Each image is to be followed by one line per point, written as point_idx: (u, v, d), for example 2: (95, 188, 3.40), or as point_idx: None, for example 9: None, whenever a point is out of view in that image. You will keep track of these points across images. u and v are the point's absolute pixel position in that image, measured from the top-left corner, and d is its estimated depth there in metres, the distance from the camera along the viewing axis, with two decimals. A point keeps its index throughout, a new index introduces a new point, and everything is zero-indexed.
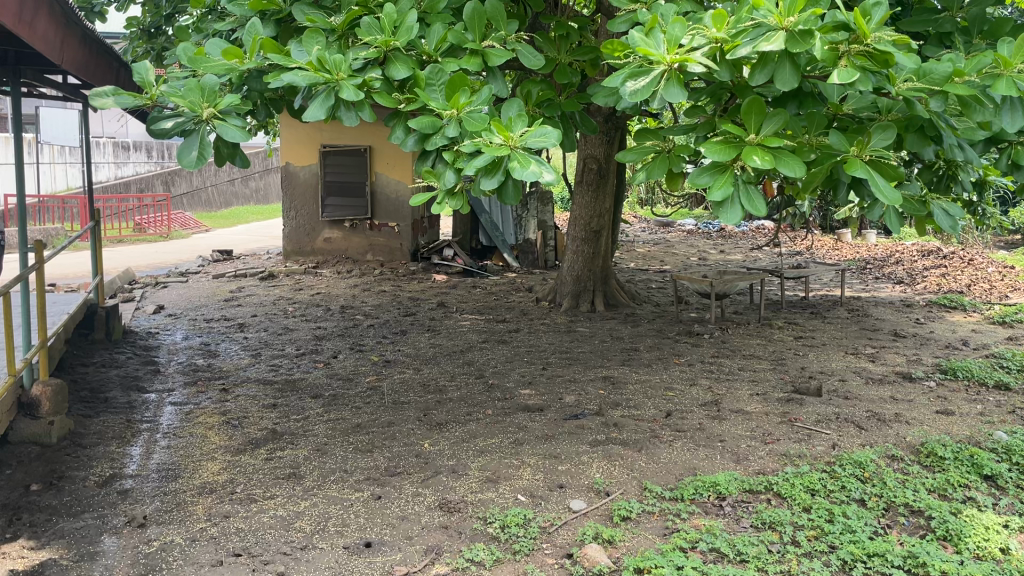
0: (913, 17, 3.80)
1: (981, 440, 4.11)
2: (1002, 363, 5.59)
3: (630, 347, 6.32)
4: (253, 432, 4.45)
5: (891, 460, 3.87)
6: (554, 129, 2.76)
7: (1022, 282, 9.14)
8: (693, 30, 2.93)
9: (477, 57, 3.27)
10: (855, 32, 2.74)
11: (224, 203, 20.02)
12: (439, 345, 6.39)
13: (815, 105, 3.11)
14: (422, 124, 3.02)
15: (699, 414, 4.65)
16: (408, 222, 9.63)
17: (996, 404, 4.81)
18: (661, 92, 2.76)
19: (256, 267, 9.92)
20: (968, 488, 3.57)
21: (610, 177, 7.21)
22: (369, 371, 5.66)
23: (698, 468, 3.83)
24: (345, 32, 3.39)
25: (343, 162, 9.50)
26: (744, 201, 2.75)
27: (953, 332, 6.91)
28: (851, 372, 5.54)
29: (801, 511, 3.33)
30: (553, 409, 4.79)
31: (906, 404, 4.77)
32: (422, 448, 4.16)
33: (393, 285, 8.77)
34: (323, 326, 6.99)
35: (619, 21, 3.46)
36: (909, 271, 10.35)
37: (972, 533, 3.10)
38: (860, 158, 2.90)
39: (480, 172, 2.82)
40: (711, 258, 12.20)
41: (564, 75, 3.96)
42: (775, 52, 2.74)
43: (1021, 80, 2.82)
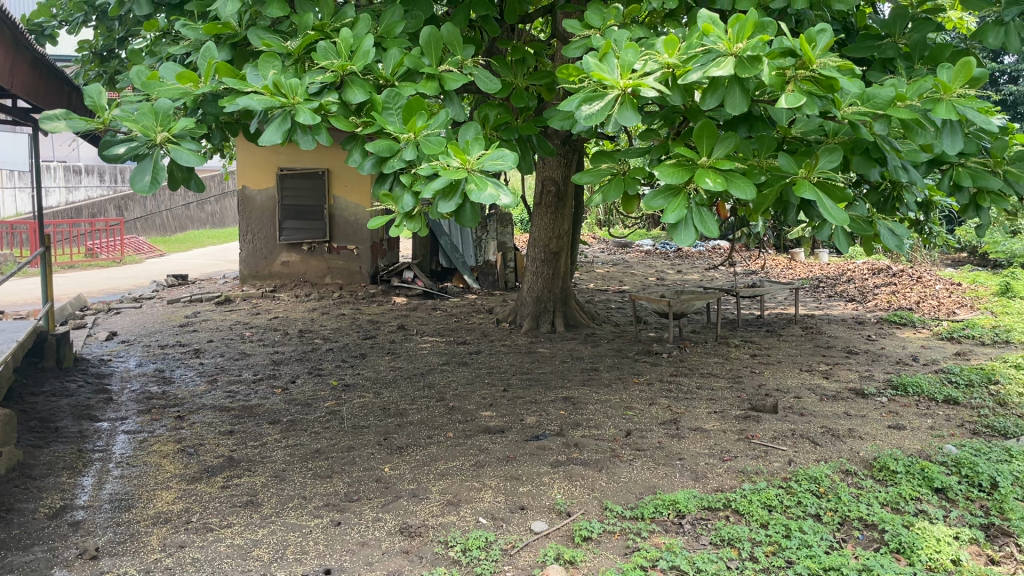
0: (857, 43, 3.93)
1: (931, 453, 4.21)
2: (951, 378, 5.73)
3: (591, 367, 6.37)
4: (209, 460, 4.37)
5: (846, 475, 3.94)
6: (511, 152, 2.77)
7: (968, 299, 9.39)
8: (646, 55, 3.00)
9: (434, 82, 3.30)
10: (802, 58, 2.81)
11: (179, 227, 19.74)
12: (399, 368, 6.37)
13: (765, 129, 3.21)
14: (379, 147, 3.01)
15: (658, 433, 4.68)
16: (367, 244, 9.54)
17: (945, 418, 4.92)
18: (616, 115, 2.80)
19: (212, 292, 9.79)
20: (919, 501, 3.64)
21: (568, 200, 7.26)
22: (329, 396, 5.60)
23: (658, 487, 3.86)
24: (301, 56, 3.41)
25: (301, 185, 9.47)
26: (698, 223, 2.79)
27: (904, 348, 7.07)
28: (806, 389, 5.63)
29: (759, 527, 3.38)
30: (515, 430, 4.79)
31: (859, 420, 4.86)
32: (383, 472, 4.13)
33: (352, 308, 8.71)
34: (280, 351, 6.91)
35: (574, 46, 3.51)
36: (860, 289, 10.58)
37: (925, 545, 3.15)
38: (809, 180, 2.97)
39: (437, 195, 2.82)
40: (669, 278, 12.35)
41: (520, 99, 4.03)
42: (724, 77, 2.81)
43: (962, 104, 2.92)
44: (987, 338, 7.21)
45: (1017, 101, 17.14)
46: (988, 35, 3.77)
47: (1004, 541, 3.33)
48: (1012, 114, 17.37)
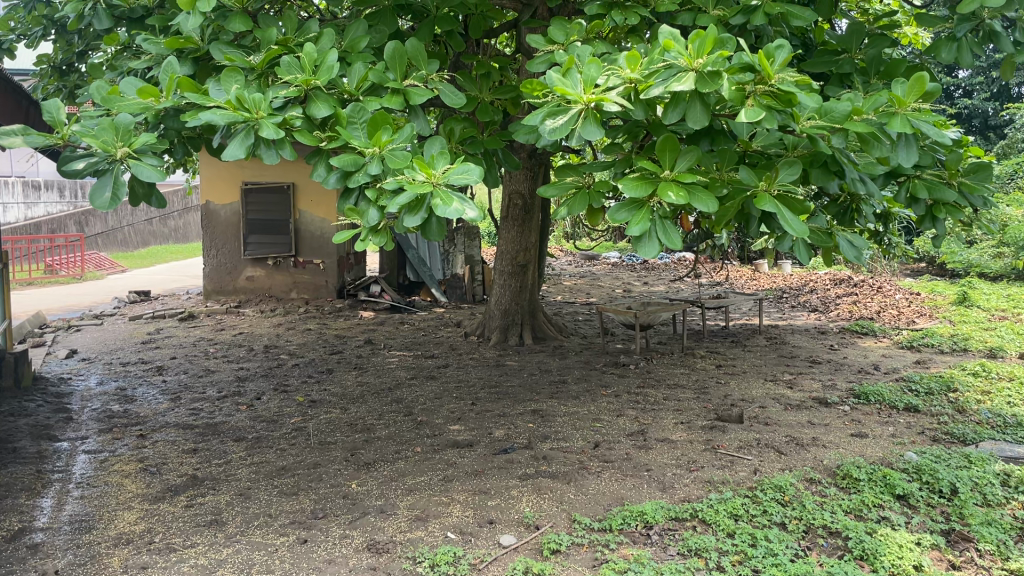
0: (816, 58, 4.02)
1: (893, 461, 4.28)
2: (911, 386, 5.82)
3: (559, 379, 6.38)
4: (172, 479, 4.30)
5: (810, 483, 3.99)
6: (476, 166, 2.76)
7: (927, 308, 9.58)
8: (608, 70, 3.02)
9: (399, 96, 3.29)
10: (761, 73, 2.87)
11: (141, 243, 19.48)
12: (366, 383, 6.32)
13: (726, 142, 3.27)
14: (343, 161, 2.99)
15: (626, 444, 4.70)
16: (333, 258, 9.50)
17: (905, 426, 5.01)
18: (579, 130, 2.82)
19: (175, 308, 9.66)
20: (882, 508, 3.69)
21: (535, 213, 7.29)
22: (295, 412, 5.55)
23: (626, 498, 3.88)
24: (265, 71, 3.39)
25: (265, 200, 9.39)
26: (661, 235, 2.83)
27: (866, 357, 7.19)
28: (771, 399, 5.69)
29: (726, 536, 3.40)
30: (483, 444, 4.79)
31: (822, 429, 4.93)
32: (350, 488, 4.10)
33: (318, 323, 8.64)
34: (245, 367, 6.83)
35: (538, 61, 3.55)
36: (823, 299, 10.75)
37: (888, 552, 3.20)
38: (769, 193, 3.02)
39: (403, 209, 2.80)
40: (636, 290, 12.44)
41: (486, 113, 4.05)
42: (685, 91, 2.85)
43: (916, 118, 2.99)
44: (946, 346, 7.36)
45: (971, 114, 17.58)
46: (941, 51, 3.84)
47: (964, 547, 3.38)
48: (967, 127, 17.81)
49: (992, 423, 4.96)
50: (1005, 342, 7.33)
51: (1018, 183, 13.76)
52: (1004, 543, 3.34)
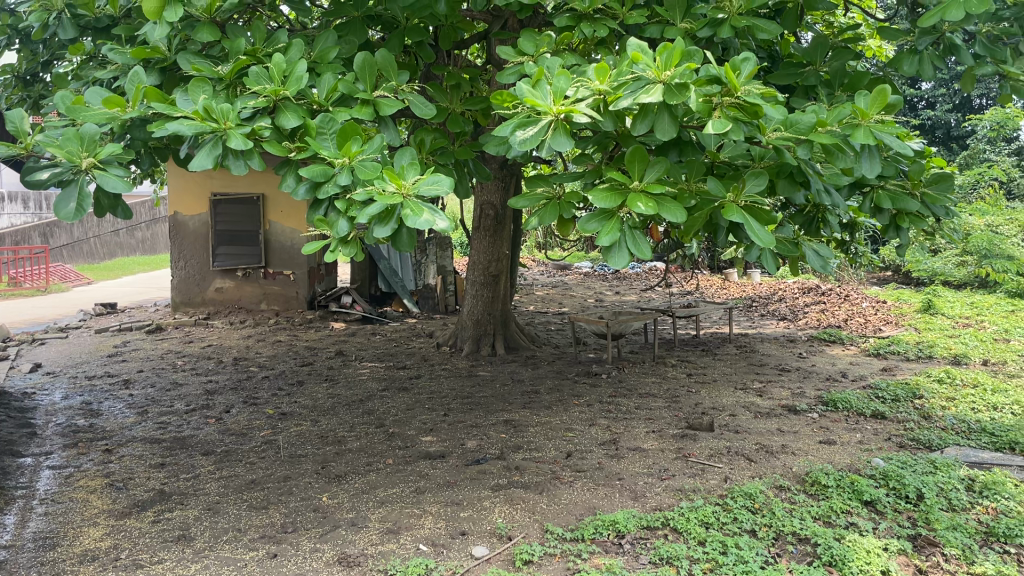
0: (781, 70, 4.08)
1: (861, 467, 4.33)
2: (878, 394, 5.90)
3: (531, 389, 6.38)
4: (139, 494, 4.23)
5: (779, 490, 4.02)
6: (447, 177, 2.75)
7: (893, 316, 9.73)
8: (578, 82, 3.04)
9: (369, 107, 3.30)
10: (727, 86, 2.89)
11: (107, 254, 19.20)
12: (338, 395, 6.28)
13: (694, 153, 3.28)
14: (313, 172, 2.96)
15: (598, 453, 4.72)
16: (304, 269, 9.45)
17: (872, 432, 5.08)
18: (549, 141, 2.83)
19: (142, 320, 9.53)
20: (850, 514, 3.73)
21: (507, 223, 7.29)
22: (265, 425, 5.49)
23: (598, 508, 3.88)
24: (233, 81, 3.37)
25: (235, 211, 9.31)
26: (631, 246, 2.85)
27: (833, 365, 7.29)
28: (740, 407, 5.74)
29: (697, 544, 3.42)
30: (455, 455, 4.77)
31: (791, 436, 4.99)
32: (321, 501, 4.06)
33: (289, 335, 8.57)
34: (214, 380, 6.75)
35: (507, 73, 3.55)
36: (791, 307, 10.87)
37: (855, 558, 3.23)
38: (737, 204, 3.05)
39: (373, 220, 2.78)
40: (607, 299, 12.51)
41: (456, 124, 4.06)
42: (653, 103, 2.88)
43: (879, 130, 3.04)
44: (912, 353, 7.47)
45: (934, 125, 17.93)
46: (903, 63, 3.92)
47: (931, 551, 3.42)
48: (931, 138, 18.15)
49: (957, 428, 5.04)
50: (968, 349, 7.46)
51: (980, 193, 14.05)
52: (968, 547, 3.39)
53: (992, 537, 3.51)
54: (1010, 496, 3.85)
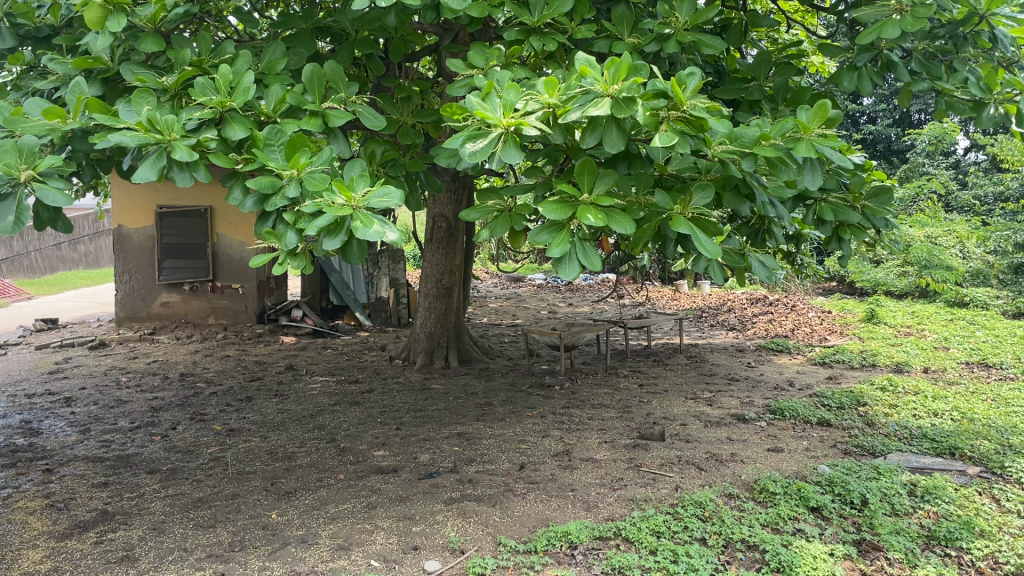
0: (727, 85, 4.18)
1: (807, 474, 4.41)
2: (824, 401, 6.03)
3: (484, 402, 6.37)
4: (81, 515, 4.11)
5: (729, 498, 4.08)
6: (397, 189, 2.72)
7: (838, 325, 9.95)
8: (528, 95, 3.05)
9: (317, 119, 3.27)
10: (673, 100, 2.95)
11: (48, 268, 18.66)
12: (288, 410, 6.19)
13: (643, 166, 3.34)
14: (260, 184, 2.92)
15: (551, 465, 4.73)
16: (253, 282, 9.32)
17: (818, 440, 5.18)
18: (499, 153, 2.83)
19: (85, 336, 9.28)
20: (797, 520, 3.80)
21: (459, 236, 7.28)
22: (212, 442, 5.38)
23: (551, 519, 3.89)
24: (178, 92, 3.32)
25: (181, 223, 9.14)
26: (581, 257, 2.87)
27: (781, 373, 7.43)
28: (691, 416, 5.81)
29: (648, 553, 3.44)
30: (408, 469, 4.74)
31: (740, 444, 5.06)
32: (270, 519, 3.99)
33: (237, 350, 8.43)
34: (160, 396, 6.60)
35: (458, 85, 3.57)
36: (740, 317, 11.06)
37: (803, 563, 3.29)
38: (684, 216, 3.10)
39: (322, 232, 2.74)
40: (560, 311, 12.58)
41: (407, 136, 4.06)
42: (601, 117, 2.92)
43: (820, 144, 3.12)
44: (856, 361, 7.65)
45: (876, 140, 18.44)
46: (844, 79, 4.00)
47: (875, 555, 3.49)
48: (872, 152, 18.67)
49: (899, 435, 5.17)
50: (909, 357, 7.67)
51: (919, 206, 14.48)
52: (911, 551, 3.48)
53: (933, 541, 3.60)
54: (950, 500, 3.96)
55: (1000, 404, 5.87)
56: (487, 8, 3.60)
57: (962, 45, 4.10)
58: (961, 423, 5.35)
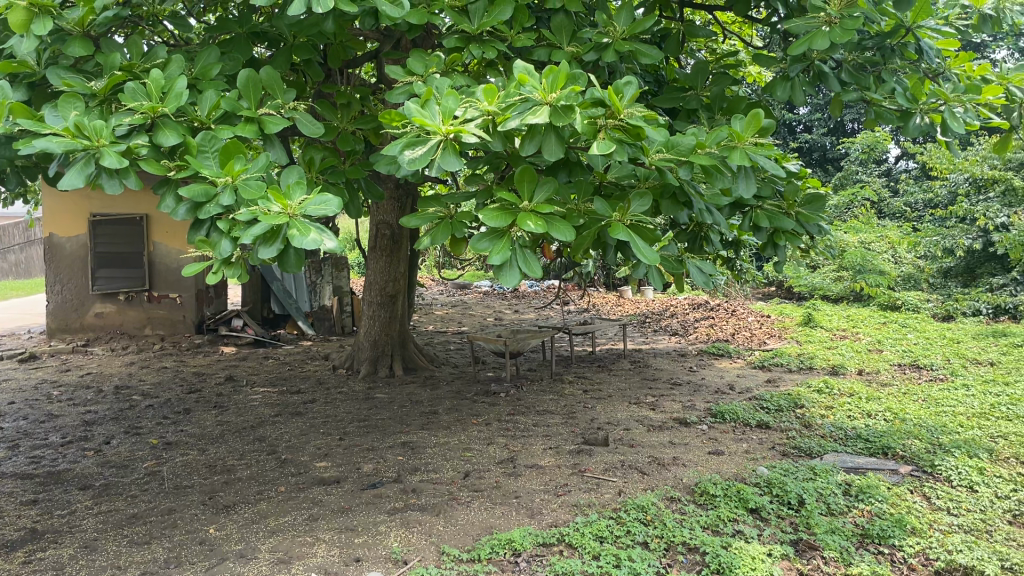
0: (666, 94, 4.25)
1: (746, 476, 4.49)
2: (763, 404, 6.15)
3: (429, 410, 6.33)
4: (8, 534, 3.96)
5: (670, 502, 4.12)
6: (335, 197, 2.68)
7: (777, 329, 10.17)
8: (467, 102, 3.04)
9: (253, 124, 3.21)
10: (611, 109, 2.97)
11: None
12: (227, 422, 6.06)
13: (583, 174, 3.38)
14: (193, 192, 2.85)
15: (496, 472, 4.72)
16: (191, 292, 9.10)
17: (757, 442, 5.27)
18: (439, 160, 2.83)
19: (14, 349, 8.96)
20: (736, 521, 3.86)
21: (403, 243, 7.24)
22: (147, 456, 5.24)
23: (495, 527, 3.88)
24: (108, 97, 3.24)
25: (116, 231, 8.91)
26: (522, 264, 2.88)
27: (721, 377, 7.56)
28: (634, 421, 5.86)
29: (591, 558, 3.45)
30: (351, 479, 4.68)
31: (682, 448, 5.13)
32: (207, 534, 3.90)
33: (175, 361, 8.24)
34: (93, 410, 6.40)
35: (397, 92, 3.55)
36: (683, 322, 11.23)
37: (742, 564, 3.34)
38: (623, 223, 3.13)
39: (258, 241, 2.68)
40: (506, 317, 12.60)
41: (346, 143, 4.02)
42: (541, 124, 2.92)
43: (754, 152, 3.17)
44: (794, 364, 7.82)
45: (811, 148, 18.89)
46: (777, 89, 4.09)
47: (811, 555, 3.57)
48: (808, 160, 19.16)
49: (834, 435, 5.29)
50: (844, 360, 7.87)
51: (853, 212, 14.91)
52: (845, 549, 3.56)
53: (867, 539, 3.69)
54: (883, 498, 4.07)
55: (930, 404, 6.05)
56: (426, 15, 3.59)
57: (890, 56, 4.27)
58: (894, 423, 5.50)
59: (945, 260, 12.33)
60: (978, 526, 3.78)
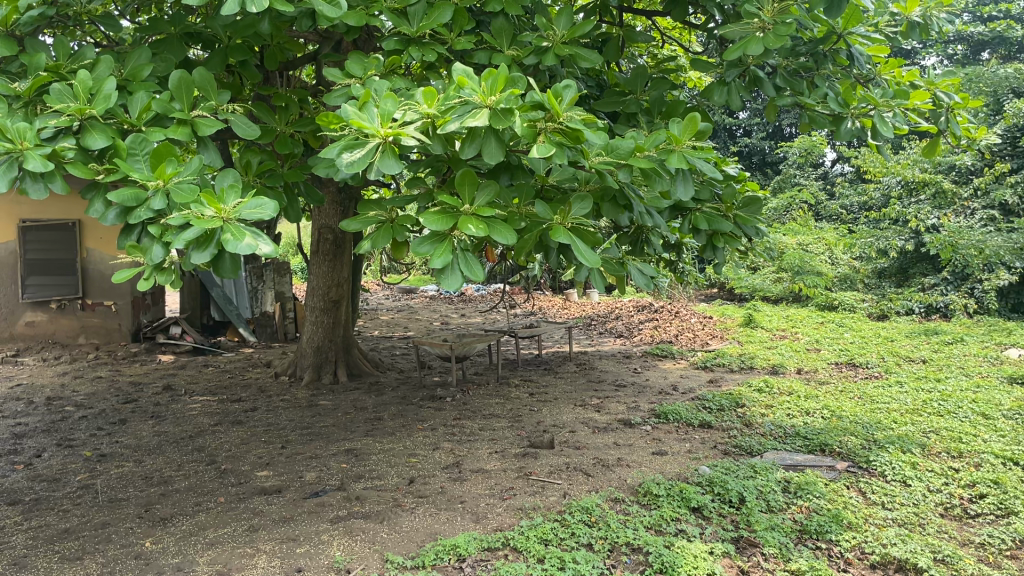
0: (606, 98, 4.28)
1: (688, 475, 4.54)
2: (706, 404, 6.24)
3: (374, 416, 6.26)
4: None
5: (614, 502, 4.15)
6: (271, 201, 2.63)
7: (719, 330, 10.35)
8: (406, 105, 3.01)
9: (186, 127, 3.14)
10: (551, 112, 2.96)
11: None
12: (165, 432, 5.90)
13: (524, 177, 3.39)
14: (123, 197, 2.76)
15: (441, 477, 4.69)
16: (127, 299, 8.90)
17: (700, 441, 5.35)
18: (378, 164, 2.79)
19: None
20: (679, 521, 3.90)
21: (347, 247, 7.15)
22: (80, 469, 5.07)
23: (439, 533, 3.85)
24: (32, 99, 3.13)
25: (46, 238, 8.58)
26: (463, 267, 2.86)
27: (665, 378, 7.66)
28: (579, 423, 5.89)
29: (536, 562, 3.45)
30: (293, 488, 4.60)
31: (626, 449, 5.17)
32: (143, 548, 3.79)
33: (110, 370, 8.00)
34: (23, 422, 6.18)
35: (335, 95, 3.51)
36: (628, 324, 11.34)
37: (684, 563, 3.38)
38: (564, 226, 3.14)
39: (191, 246, 2.61)
40: (452, 321, 12.57)
41: (284, 146, 3.96)
42: (480, 127, 2.91)
43: (691, 155, 3.20)
44: (735, 364, 7.96)
45: (751, 152, 19.29)
46: (714, 94, 4.14)
47: (752, 551, 3.63)
48: (747, 164, 19.57)
49: (774, 433, 5.40)
50: (783, 359, 8.05)
51: (791, 215, 15.26)
52: (784, 546, 3.63)
53: (805, 534, 3.77)
54: (821, 495, 4.16)
55: (865, 401, 6.22)
56: (364, 17, 3.55)
57: (823, 62, 4.31)
58: (831, 420, 5.63)
59: (879, 261, 12.71)
60: (912, 520, 3.89)
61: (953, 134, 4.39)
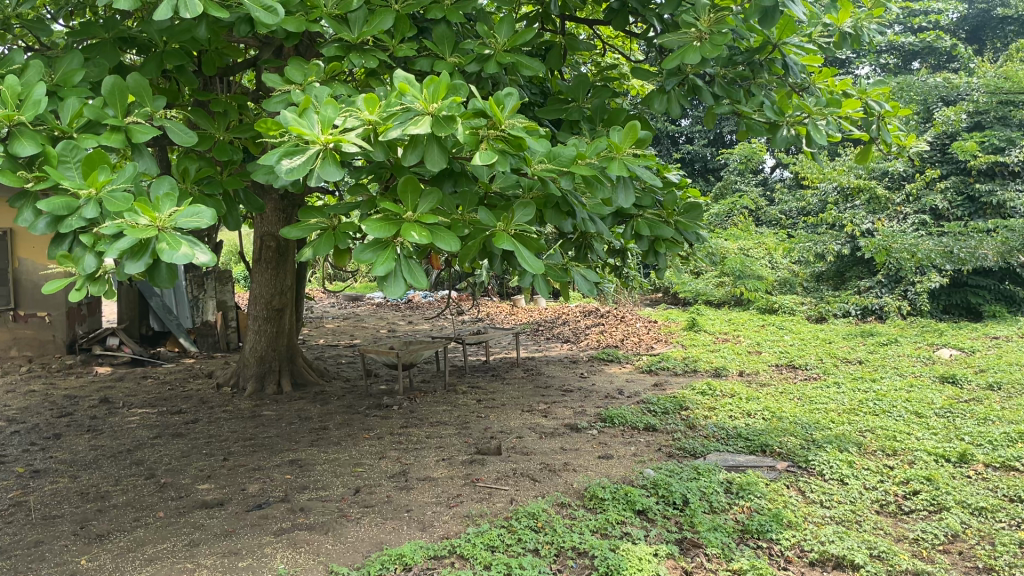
0: (550, 106, 4.32)
1: (634, 478, 4.59)
2: (651, 407, 6.32)
3: (319, 426, 6.18)
4: None
5: (561, 507, 4.17)
6: (208, 209, 2.59)
7: (663, 334, 10.50)
8: (346, 111, 2.99)
9: (119, 134, 3.06)
10: (492, 119, 2.97)
11: None
12: (101, 446, 5.74)
13: (468, 184, 3.39)
14: (53, 205, 2.68)
15: (387, 486, 4.66)
16: (61, 309, 8.64)
17: (645, 444, 5.42)
18: (318, 170, 2.76)
19: None
20: (624, 523, 3.94)
21: (290, 255, 7.06)
22: (11, 486, 4.90)
23: (384, 542, 3.83)
24: None
25: None
26: (406, 274, 2.85)
27: (611, 382, 7.74)
28: (527, 429, 5.91)
29: (483, 568, 3.44)
30: (235, 501, 4.52)
31: (573, 453, 5.20)
32: (78, 566, 3.68)
33: (44, 384, 7.75)
34: None
35: (275, 101, 3.47)
36: (574, 329, 11.41)
37: (628, 565, 3.40)
38: (507, 232, 3.14)
39: (125, 255, 2.54)
40: (399, 328, 12.50)
41: (224, 152, 3.87)
42: (421, 134, 2.91)
43: (631, 162, 3.22)
44: (679, 368, 8.08)
45: (694, 159, 19.63)
46: (655, 102, 4.19)
47: (695, 552, 3.68)
48: (690, 170, 19.91)
49: (717, 435, 5.49)
50: (726, 362, 8.19)
51: (732, 220, 15.57)
52: (726, 546, 3.69)
53: (747, 534, 3.84)
54: (761, 494, 4.24)
55: (804, 402, 6.37)
56: (303, 23, 3.52)
57: (759, 70, 4.47)
58: (771, 422, 5.74)
59: (817, 265, 13.03)
60: (848, 517, 3.99)
61: (884, 141, 4.51)
